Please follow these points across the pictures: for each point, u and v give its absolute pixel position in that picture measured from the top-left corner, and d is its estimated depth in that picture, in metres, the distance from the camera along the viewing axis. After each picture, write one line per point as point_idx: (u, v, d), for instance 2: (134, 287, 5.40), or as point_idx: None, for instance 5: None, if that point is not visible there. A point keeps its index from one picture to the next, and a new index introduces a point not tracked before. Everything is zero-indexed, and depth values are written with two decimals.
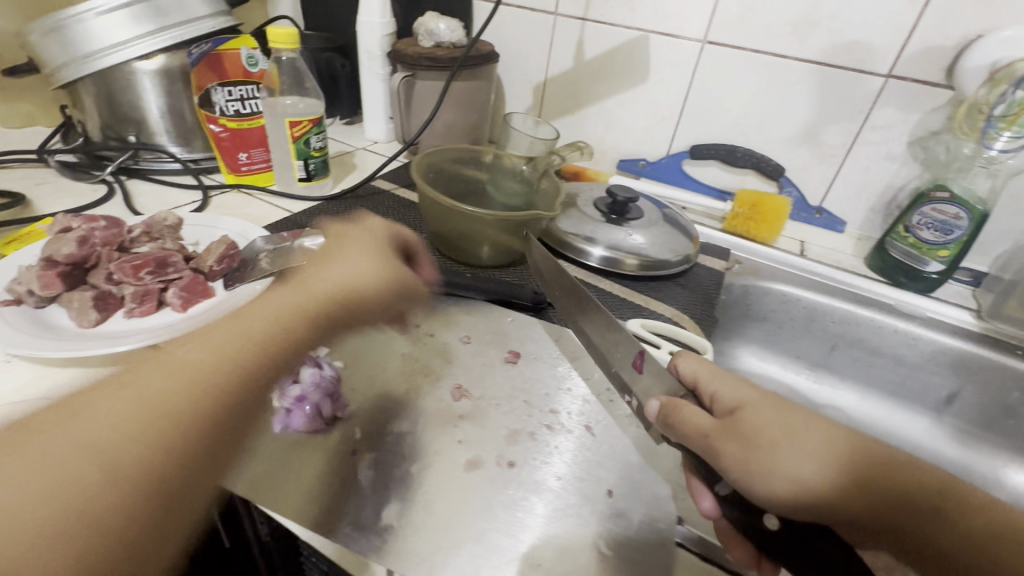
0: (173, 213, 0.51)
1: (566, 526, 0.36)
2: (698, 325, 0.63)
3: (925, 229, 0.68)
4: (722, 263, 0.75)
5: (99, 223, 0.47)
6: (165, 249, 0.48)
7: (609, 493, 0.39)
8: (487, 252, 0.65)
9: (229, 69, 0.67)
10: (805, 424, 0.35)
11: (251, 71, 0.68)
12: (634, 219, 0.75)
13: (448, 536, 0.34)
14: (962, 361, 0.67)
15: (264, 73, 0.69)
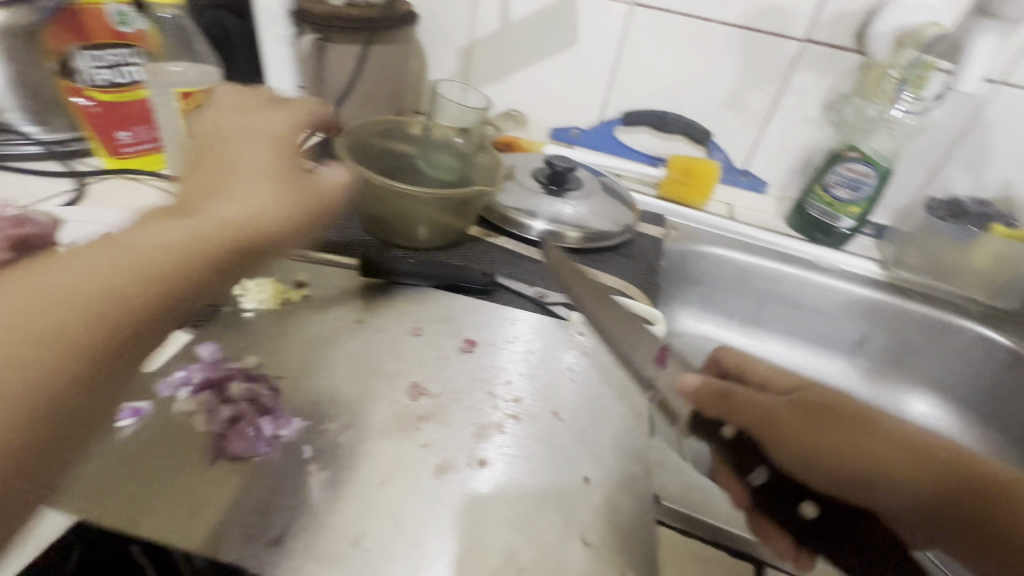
0: None
1: (552, 520, 0.35)
2: (644, 293, 0.63)
3: (839, 188, 0.73)
4: (660, 230, 0.76)
5: None
6: None
7: (587, 479, 0.38)
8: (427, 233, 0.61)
9: (95, 31, 0.56)
10: (827, 411, 0.34)
11: (121, 31, 0.56)
12: (573, 191, 0.73)
13: (429, 554, 0.32)
14: (872, 307, 0.74)
15: (141, 35, 0.57)
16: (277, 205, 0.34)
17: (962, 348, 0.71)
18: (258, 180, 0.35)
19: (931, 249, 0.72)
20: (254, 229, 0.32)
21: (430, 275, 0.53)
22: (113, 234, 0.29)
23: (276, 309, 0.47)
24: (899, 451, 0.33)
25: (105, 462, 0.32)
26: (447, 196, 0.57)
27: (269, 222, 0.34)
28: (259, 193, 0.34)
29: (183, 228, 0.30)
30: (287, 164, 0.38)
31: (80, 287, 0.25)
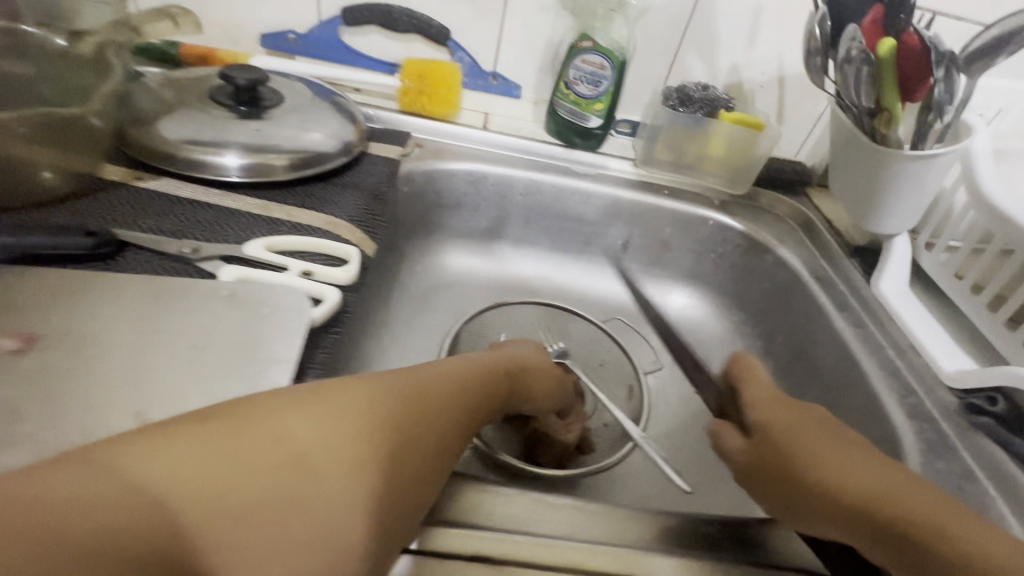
0: None
1: None
2: (357, 229, 0.53)
3: (580, 84, 0.67)
4: (397, 149, 0.65)
5: None
6: None
7: None
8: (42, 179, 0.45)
9: None
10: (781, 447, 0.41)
11: None
12: (271, 109, 0.58)
13: None
14: (627, 208, 0.72)
15: None
16: (368, 493, 0.28)
17: (707, 237, 0.72)
18: (316, 404, 0.29)
19: (674, 140, 0.71)
20: (377, 446, 0.29)
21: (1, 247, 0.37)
22: (324, 438, 0.28)
23: None
24: (762, 454, 0.42)
25: None
26: (40, 114, 0.44)
27: (365, 512, 0.27)
28: (332, 475, 0.27)
29: (266, 454, 0.26)
30: (470, 406, 0.37)
31: (63, 506, 0.21)
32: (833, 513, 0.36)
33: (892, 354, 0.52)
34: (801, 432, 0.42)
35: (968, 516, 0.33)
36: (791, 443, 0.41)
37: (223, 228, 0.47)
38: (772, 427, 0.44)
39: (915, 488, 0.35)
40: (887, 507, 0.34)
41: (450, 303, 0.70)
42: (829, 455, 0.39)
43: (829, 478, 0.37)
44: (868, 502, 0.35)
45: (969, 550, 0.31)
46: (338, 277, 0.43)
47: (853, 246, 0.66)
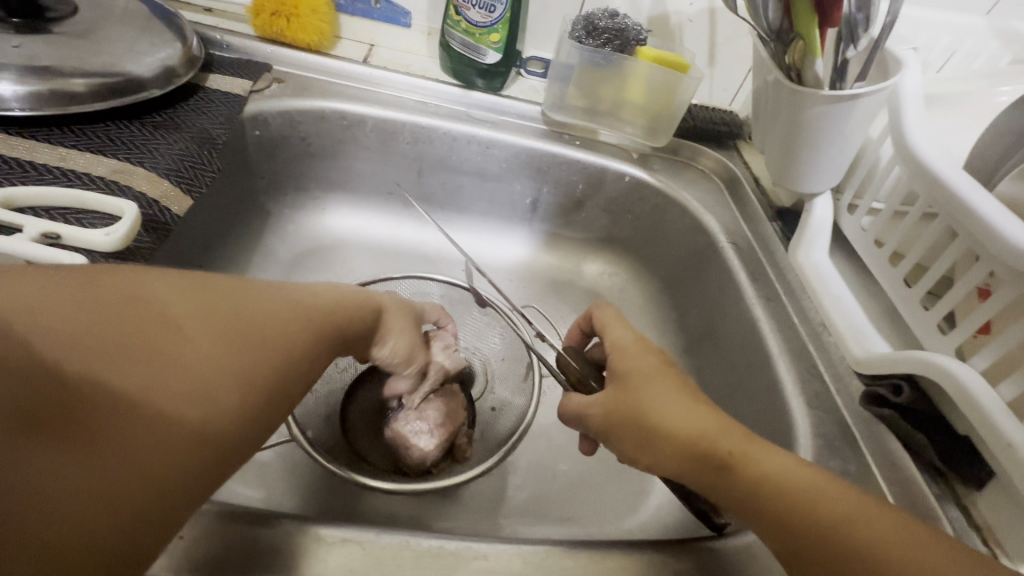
0: None
1: None
2: (164, 179, 0.42)
3: (471, 8, 0.56)
4: (244, 84, 0.54)
5: None
6: None
7: None
8: None
9: None
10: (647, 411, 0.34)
11: None
12: (57, 22, 0.46)
13: None
14: (534, 160, 0.63)
15: None
16: (244, 364, 0.28)
17: (622, 196, 0.64)
18: (189, 280, 0.30)
19: (587, 83, 0.61)
20: (244, 323, 0.30)
21: None
22: (221, 292, 0.30)
23: None
24: (614, 411, 0.36)
25: None
26: None
27: (250, 377, 0.28)
28: (190, 331, 0.28)
29: (121, 309, 0.27)
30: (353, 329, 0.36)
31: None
32: (700, 473, 0.32)
33: (799, 332, 0.46)
34: (657, 379, 0.35)
35: (857, 505, 0.28)
36: (645, 399, 0.34)
37: None
38: (630, 377, 0.36)
39: (788, 463, 0.30)
40: (760, 479, 0.30)
41: (327, 273, 0.60)
42: (683, 405, 0.34)
43: (688, 440, 0.32)
44: (731, 462, 0.31)
45: (856, 540, 0.27)
46: (94, 241, 0.34)
47: (777, 208, 0.59)
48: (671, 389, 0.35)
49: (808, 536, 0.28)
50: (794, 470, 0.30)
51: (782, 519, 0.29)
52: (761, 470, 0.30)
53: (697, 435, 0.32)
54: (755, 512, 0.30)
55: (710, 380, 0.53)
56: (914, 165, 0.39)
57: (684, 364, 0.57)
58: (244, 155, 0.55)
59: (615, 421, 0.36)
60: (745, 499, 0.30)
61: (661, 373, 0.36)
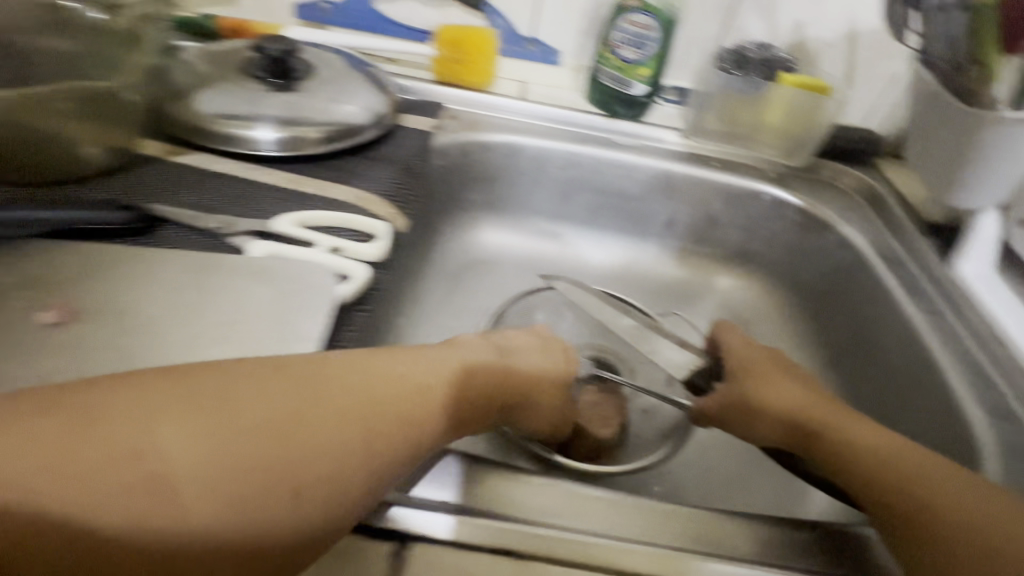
0: None
1: None
2: (389, 204, 0.51)
3: (625, 48, 0.63)
4: (429, 121, 0.63)
5: None
6: None
7: None
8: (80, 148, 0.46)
9: None
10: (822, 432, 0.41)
11: None
12: (300, 80, 0.57)
13: None
14: (673, 182, 0.67)
15: None
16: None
17: (759, 213, 0.67)
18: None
19: (727, 108, 0.66)
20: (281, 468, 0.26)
21: (30, 220, 0.38)
22: None
23: None
24: (720, 398, 0.47)
25: None
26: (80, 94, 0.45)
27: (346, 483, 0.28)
28: None
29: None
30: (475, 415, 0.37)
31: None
32: (849, 477, 0.38)
33: (968, 346, 0.47)
34: (787, 376, 0.46)
35: (920, 457, 0.37)
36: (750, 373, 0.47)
37: (255, 203, 0.46)
38: (745, 369, 0.47)
39: (958, 478, 0.35)
40: (918, 490, 0.35)
41: (484, 282, 0.68)
42: (861, 427, 0.40)
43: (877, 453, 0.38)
44: (921, 500, 0.35)
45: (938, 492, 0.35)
46: (364, 253, 0.42)
47: (927, 225, 0.60)
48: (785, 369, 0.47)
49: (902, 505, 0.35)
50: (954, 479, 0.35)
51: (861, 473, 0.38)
52: (862, 433, 0.40)
53: (827, 428, 0.41)
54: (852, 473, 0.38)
55: (862, 391, 0.55)
56: None
57: (828, 375, 0.59)
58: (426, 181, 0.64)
59: (357, 369, 0.32)
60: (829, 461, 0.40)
61: (792, 382, 0.45)
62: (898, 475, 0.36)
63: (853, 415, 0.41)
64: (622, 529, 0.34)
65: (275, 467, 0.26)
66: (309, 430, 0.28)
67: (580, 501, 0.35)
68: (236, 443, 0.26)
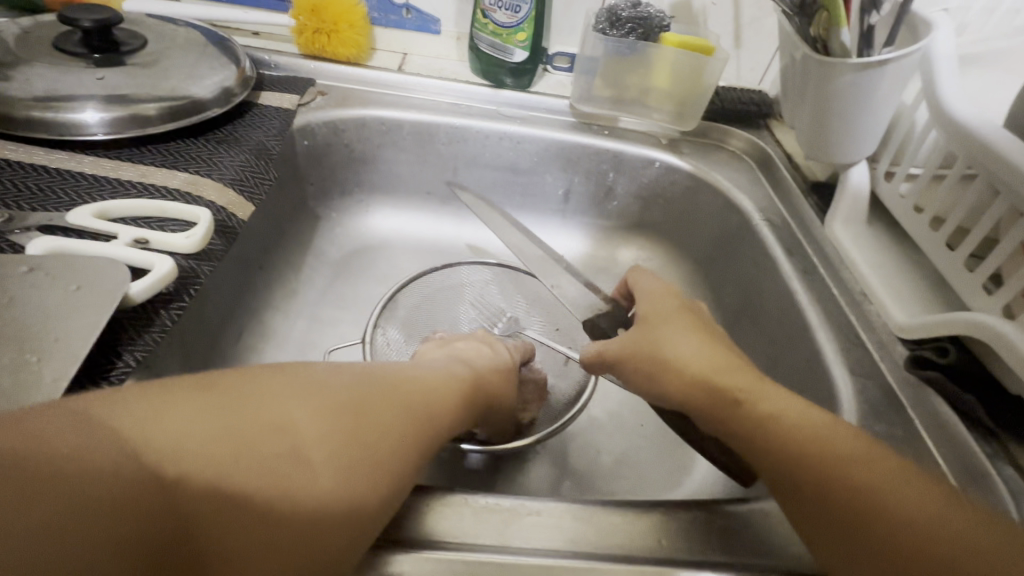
0: None
1: None
2: (227, 189, 0.46)
3: (497, 11, 0.59)
4: (291, 98, 0.58)
5: None
6: None
7: None
8: None
9: None
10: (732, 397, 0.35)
11: None
12: (130, 54, 0.51)
13: None
14: (563, 153, 0.65)
15: None
16: None
17: (653, 180, 0.65)
18: None
19: (612, 72, 0.63)
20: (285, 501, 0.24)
21: None
22: None
23: None
24: (629, 345, 0.41)
25: None
26: None
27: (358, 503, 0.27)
28: None
29: None
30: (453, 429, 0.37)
31: None
32: (760, 454, 0.33)
33: (839, 303, 0.46)
34: (703, 329, 0.41)
35: (844, 434, 0.32)
36: (658, 340, 0.40)
37: (59, 195, 0.41)
38: (653, 316, 0.42)
39: (888, 462, 0.30)
40: (834, 471, 0.30)
41: (372, 269, 0.64)
42: (783, 400, 0.34)
43: (794, 429, 0.32)
44: (833, 483, 0.30)
45: (856, 472, 0.30)
46: (175, 245, 0.38)
47: (812, 183, 0.59)
48: (699, 321, 0.41)
49: (816, 489, 0.30)
50: (885, 466, 0.30)
51: (788, 458, 0.32)
52: (778, 404, 0.34)
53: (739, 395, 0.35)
54: (774, 461, 0.32)
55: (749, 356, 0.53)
56: (947, 125, 0.39)
57: None
58: (294, 163, 0.59)
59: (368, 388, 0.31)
60: (747, 440, 0.34)
61: (705, 336, 0.40)
62: (809, 452, 0.31)
63: (767, 381, 0.36)
64: (526, 540, 0.30)
65: (297, 485, 0.25)
66: (333, 434, 0.27)
67: (489, 515, 0.31)
68: (259, 454, 0.24)
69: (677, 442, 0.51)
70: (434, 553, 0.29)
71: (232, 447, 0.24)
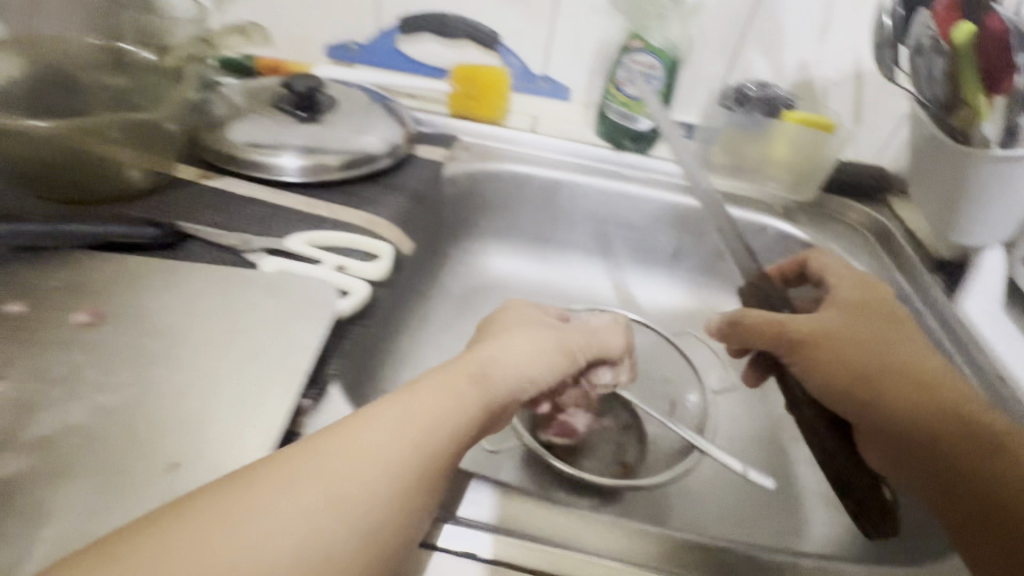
0: None
1: None
2: (396, 228, 0.54)
3: (630, 85, 0.66)
4: (442, 153, 0.67)
5: None
6: None
7: None
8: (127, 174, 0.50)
9: None
10: (938, 402, 0.42)
11: None
12: (324, 112, 0.62)
13: None
14: (676, 214, 0.69)
15: None
16: None
17: (767, 246, 0.67)
18: None
19: (730, 143, 0.68)
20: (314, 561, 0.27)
21: (77, 235, 0.42)
22: None
23: None
24: (852, 319, 0.47)
25: None
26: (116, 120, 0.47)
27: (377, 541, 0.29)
28: None
29: None
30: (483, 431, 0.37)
31: None
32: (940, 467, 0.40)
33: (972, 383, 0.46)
34: (902, 333, 0.46)
35: None
36: (871, 330, 0.46)
37: (274, 223, 0.50)
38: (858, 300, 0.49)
39: None
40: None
41: (491, 304, 0.70)
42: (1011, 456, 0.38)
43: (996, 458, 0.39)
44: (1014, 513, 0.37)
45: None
46: (371, 273, 0.45)
47: (936, 261, 0.59)
48: (891, 317, 0.47)
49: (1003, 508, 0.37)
50: None
51: (992, 484, 0.38)
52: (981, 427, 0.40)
53: (947, 407, 0.42)
54: (965, 474, 0.39)
55: None
56: None
57: None
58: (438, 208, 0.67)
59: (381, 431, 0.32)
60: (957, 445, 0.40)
61: (911, 343, 0.46)
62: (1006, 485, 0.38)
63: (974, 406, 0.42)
64: (600, 543, 0.35)
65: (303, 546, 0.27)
66: (363, 497, 0.29)
67: (555, 516, 0.36)
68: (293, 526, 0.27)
69: (785, 504, 0.51)
70: (503, 538, 0.34)
71: (297, 539, 0.27)
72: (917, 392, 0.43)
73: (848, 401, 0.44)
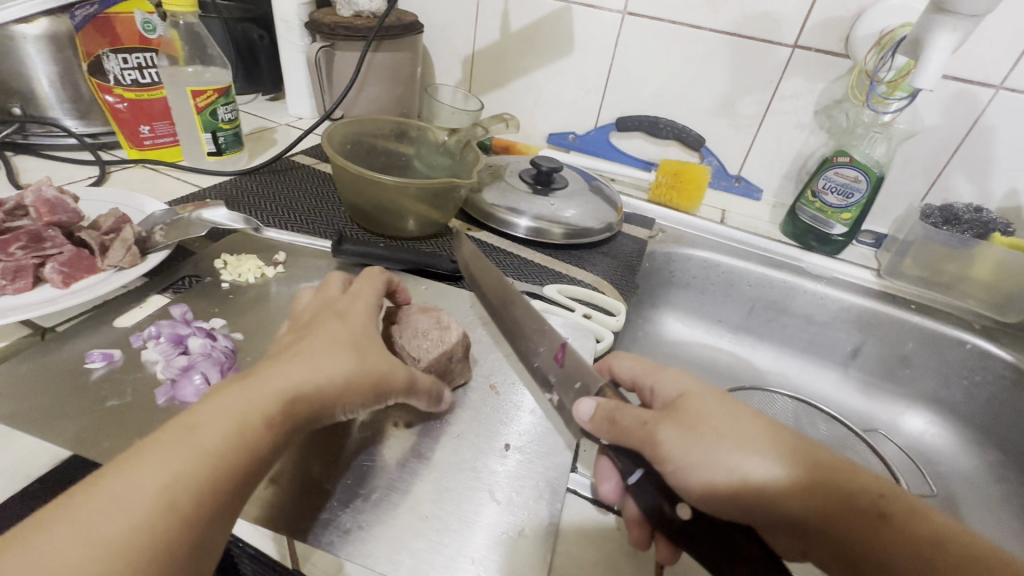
0: (118, 211, 0.49)
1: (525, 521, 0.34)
2: (616, 290, 0.64)
3: (829, 194, 0.72)
4: (646, 232, 0.77)
5: (50, 192, 0.46)
6: (58, 219, 0.45)
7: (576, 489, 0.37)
8: (412, 223, 0.63)
9: (129, 94, 0.64)
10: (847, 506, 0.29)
11: (147, 84, 0.65)
12: (557, 189, 0.75)
13: (346, 518, 0.33)
14: (864, 316, 0.71)
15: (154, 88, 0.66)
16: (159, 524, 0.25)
17: (960, 361, 0.67)
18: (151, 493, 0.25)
19: (928, 258, 0.70)
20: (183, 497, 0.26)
21: (400, 260, 0.55)
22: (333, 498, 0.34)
23: (250, 282, 0.50)
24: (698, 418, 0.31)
25: (74, 398, 0.36)
26: (423, 186, 0.58)
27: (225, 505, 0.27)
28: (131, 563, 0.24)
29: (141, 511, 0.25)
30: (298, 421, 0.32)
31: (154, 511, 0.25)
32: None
33: None
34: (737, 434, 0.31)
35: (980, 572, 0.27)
36: (658, 437, 0.31)
37: (527, 273, 0.62)
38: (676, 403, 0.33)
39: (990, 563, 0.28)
40: None
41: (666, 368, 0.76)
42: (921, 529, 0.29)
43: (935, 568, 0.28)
44: None
45: None
46: (611, 323, 0.54)
47: None
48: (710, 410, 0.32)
49: None
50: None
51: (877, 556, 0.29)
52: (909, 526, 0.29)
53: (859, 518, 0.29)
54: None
55: None
56: None
57: None
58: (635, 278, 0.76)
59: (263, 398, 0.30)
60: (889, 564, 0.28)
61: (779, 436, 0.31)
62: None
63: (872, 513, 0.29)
64: None
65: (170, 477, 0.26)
66: (217, 466, 0.27)
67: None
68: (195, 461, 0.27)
69: None
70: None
71: (157, 499, 0.25)
72: (829, 503, 0.29)
73: (745, 514, 0.30)
